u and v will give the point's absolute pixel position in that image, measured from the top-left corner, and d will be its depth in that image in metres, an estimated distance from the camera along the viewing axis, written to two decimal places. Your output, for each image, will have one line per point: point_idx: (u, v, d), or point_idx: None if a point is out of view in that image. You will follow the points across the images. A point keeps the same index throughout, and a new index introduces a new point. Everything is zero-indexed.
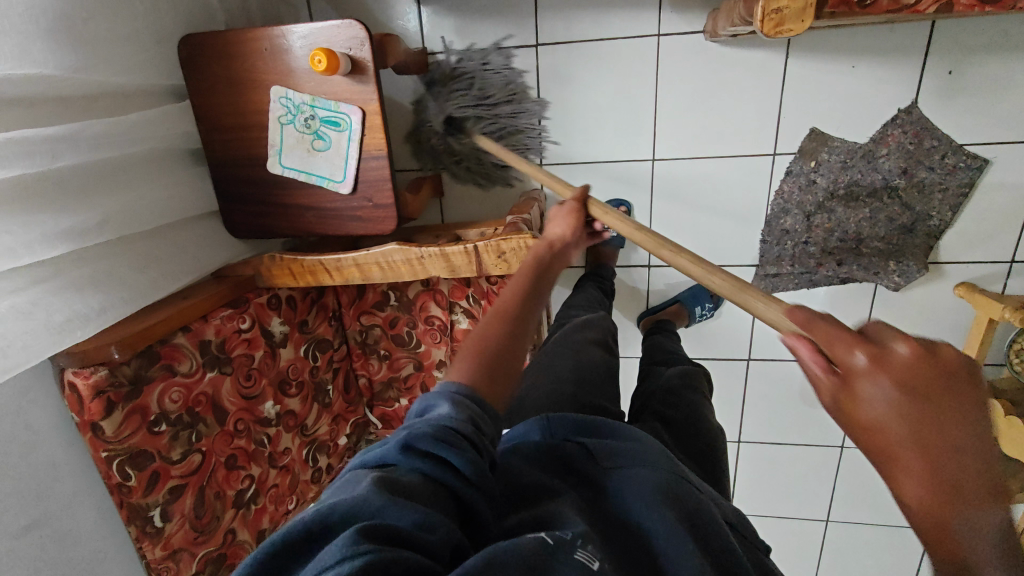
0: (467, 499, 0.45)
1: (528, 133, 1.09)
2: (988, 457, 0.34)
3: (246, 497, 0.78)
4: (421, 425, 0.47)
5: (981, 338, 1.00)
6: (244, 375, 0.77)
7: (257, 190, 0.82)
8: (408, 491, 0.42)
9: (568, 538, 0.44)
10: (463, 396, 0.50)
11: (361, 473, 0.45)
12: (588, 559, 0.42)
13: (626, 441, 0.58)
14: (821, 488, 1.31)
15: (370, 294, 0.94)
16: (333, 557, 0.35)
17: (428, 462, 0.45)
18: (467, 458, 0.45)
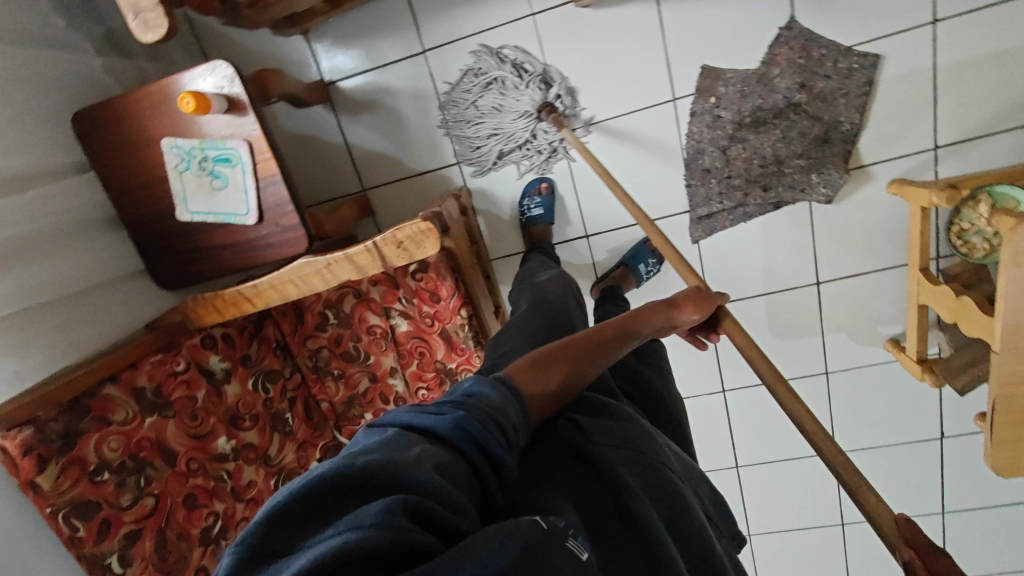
0: (493, 493, 0.45)
1: (441, 137, 1.14)
2: None
3: (214, 533, 0.80)
4: (479, 408, 0.47)
5: (922, 229, 0.98)
6: (189, 416, 0.80)
7: (174, 241, 0.86)
8: (446, 468, 0.42)
9: (561, 525, 0.39)
10: (511, 391, 0.51)
11: (405, 438, 0.44)
12: (579, 550, 0.39)
13: (613, 424, 0.60)
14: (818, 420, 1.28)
15: (309, 318, 0.96)
16: (372, 518, 0.34)
17: (473, 447, 0.45)
18: (506, 456, 0.46)
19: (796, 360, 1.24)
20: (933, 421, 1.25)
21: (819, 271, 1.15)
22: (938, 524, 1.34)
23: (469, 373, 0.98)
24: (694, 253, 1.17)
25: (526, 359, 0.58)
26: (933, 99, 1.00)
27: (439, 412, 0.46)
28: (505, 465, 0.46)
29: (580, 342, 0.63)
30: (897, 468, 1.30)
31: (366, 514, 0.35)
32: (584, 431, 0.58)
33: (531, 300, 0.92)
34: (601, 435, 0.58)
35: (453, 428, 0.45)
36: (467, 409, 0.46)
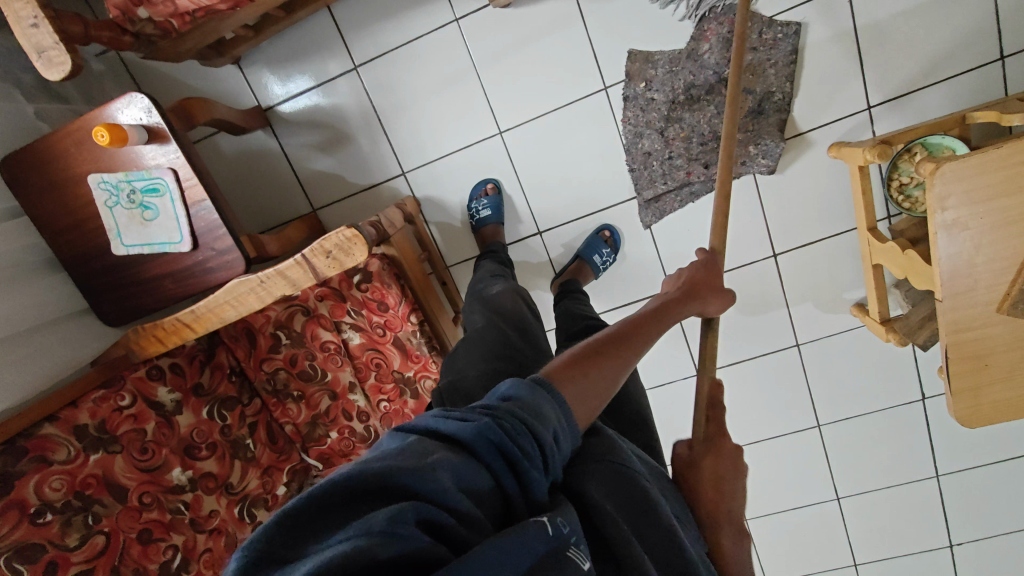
0: (513, 504, 0.42)
1: (385, 149, 1.15)
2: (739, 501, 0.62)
3: (173, 567, 0.78)
4: (509, 415, 0.43)
5: (864, 188, 0.98)
6: (139, 449, 0.79)
7: (114, 276, 0.87)
8: (466, 479, 0.40)
9: (565, 531, 0.40)
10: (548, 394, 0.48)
11: (425, 442, 0.42)
12: (580, 559, 0.39)
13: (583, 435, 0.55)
14: (795, 393, 1.26)
15: (261, 340, 0.95)
16: (373, 528, 0.33)
17: (496, 457, 0.42)
18: (531, 472, 0.42)
19: (765, 334, 1.22)
20: (913, 383, 1.22)
21: (774, 243, 1.14)
22: (935, 489, 1.30)
23: (428, 378, 0.98)
24: (647, 238, 1.16)
25: (563, 362, 0.54)
26: (858, 60, 1.01)
27: (465, 417, 0.43)
28: (531, 481, 0.43)
29: (621, 331, 0.61)
30: (884, 435, 1.27)
31: (369, 522, 0.33)
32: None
33: (484, 314, 0.86)
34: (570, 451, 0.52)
35: (478, 436, 0.42)
36: (497, 415, 0.44)
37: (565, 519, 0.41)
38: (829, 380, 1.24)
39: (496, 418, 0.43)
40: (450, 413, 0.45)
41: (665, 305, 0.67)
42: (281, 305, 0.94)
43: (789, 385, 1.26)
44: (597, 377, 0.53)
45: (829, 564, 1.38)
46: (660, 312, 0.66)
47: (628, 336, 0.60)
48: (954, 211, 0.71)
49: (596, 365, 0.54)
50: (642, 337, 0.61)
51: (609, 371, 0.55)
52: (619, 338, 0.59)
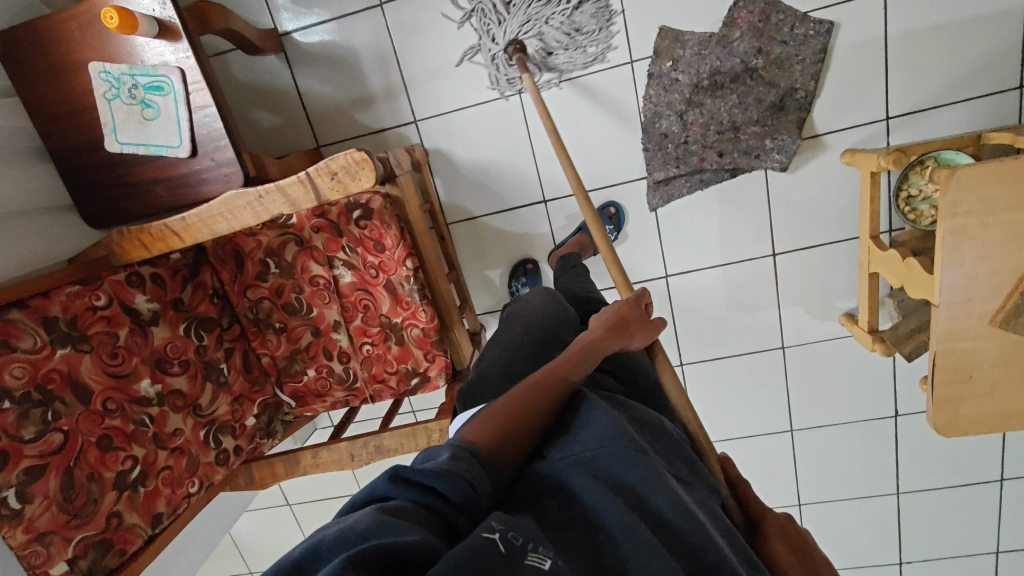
0: (456, 527, 0.44)
1: (400, 94, 1.12)
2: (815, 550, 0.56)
3: (130, 478, 0.76)
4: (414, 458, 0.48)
5: (871, 195, 0.99)
6: (108, 353, 0.76)
7: (105, 175, 0.83)
8: (397, 513, 0.42)
9: (518, 543, 0.39)
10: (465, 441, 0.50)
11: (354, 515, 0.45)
12: (541, 562, 0.38)
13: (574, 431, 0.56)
14: (774, 396, 1.28)
15: (249, 266, 0.93)
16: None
17: (421, 491, 0.45)
18: (460, 487, 0.45)
19: (753, 334, 1.23)
20: (889, 400, 1.24)
21: (775, 242, 1.14)
22: (895, 505, 1.34)
23: (415, 328, 0.95)
24: (651, 222, 1.16)
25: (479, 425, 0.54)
26: (885, 68, 1.01)
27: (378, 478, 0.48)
28: (463, 496, 0.45)
29: (540, 376, 0.62)
30: (853, 446, 1.30)
31: None
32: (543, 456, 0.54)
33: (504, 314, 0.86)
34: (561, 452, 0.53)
35: (390, 482, 0.46)
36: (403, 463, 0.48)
37: (518, 530, 0.40)
38: (809, 386, 1.25)
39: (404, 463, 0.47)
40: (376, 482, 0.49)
41: (589, 344, 0.68)
42: (274, 232, 0.91)
43: (770, 387, 1.27)
44: (517, 428, 0.54)
45: None
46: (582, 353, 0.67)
47: (546, 382, 0.61)
48: (964, 217, 0.72)
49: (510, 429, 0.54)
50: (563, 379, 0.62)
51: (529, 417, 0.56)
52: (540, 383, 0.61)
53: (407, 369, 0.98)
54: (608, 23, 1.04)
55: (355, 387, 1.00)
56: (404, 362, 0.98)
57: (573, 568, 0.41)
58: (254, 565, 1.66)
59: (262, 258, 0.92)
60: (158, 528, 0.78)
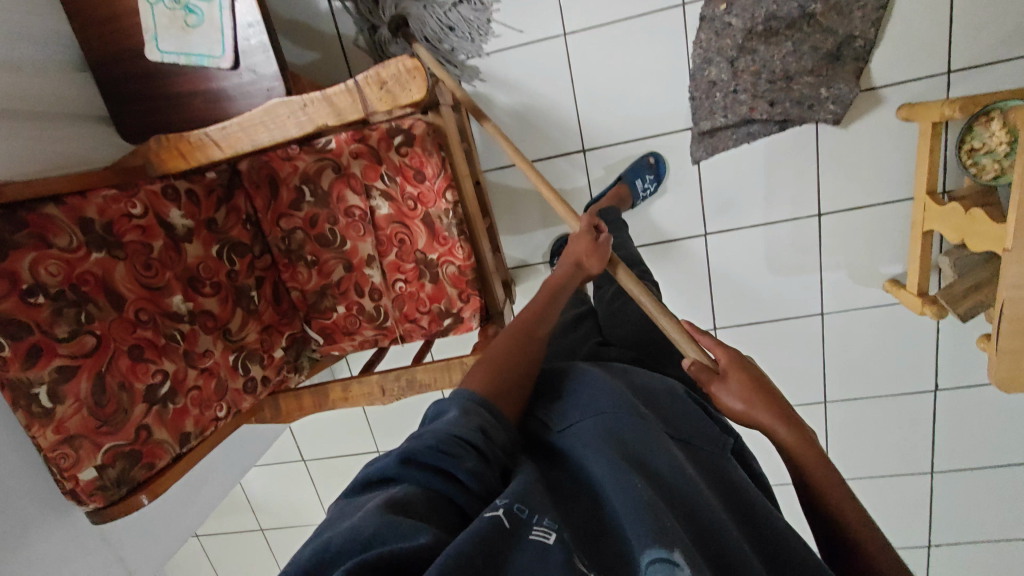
0: (467, 511, 0.43)
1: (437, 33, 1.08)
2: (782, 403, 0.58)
3: (160, 393, 0.73)
4: (425, 435, 0.46)
5: (930, 149, 0.95)
6: (142, 264, 0.74)
7: (145, 86, 0.81)
8: (406, 501, 0.42)
9: (524, 516, 0.40)
10: (473, 409, 0.51)
11: (362, 499, 0.45)
12: (545, 535, 0.39)
13: (575, 396, 0.56)
14: (809, 365, 1.24)
15: (284, 193, 0.90)
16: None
17: (427, 471, 0.44)
18: (470, 469, 0.44)
19: (792, 299, 1.19)
20: (931, 373, 1.20)
21: (821, 202, 1.11)
22: (926, 483, 1.31)
23: (450, 265, 0.92)
24: (693, 175, 1.13)
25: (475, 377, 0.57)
26: (951, 17, 0.96)
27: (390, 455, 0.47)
28: (470, 480, 0.44)
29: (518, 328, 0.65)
30: (887, 420, 1.26)
31: None
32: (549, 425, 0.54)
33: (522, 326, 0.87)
34: (566, 418, 0.54)
35: (402, 463, 0.45)
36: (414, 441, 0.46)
37: (523, 502, 0.41)
38: (847, 356, 1.22)
39: (418, 441, 0.46)
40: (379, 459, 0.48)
41: (554, 288, 0.75)
42: (312, 157, 0.88)
43: (805, 355, 1.23)
44: (502, 390, 0.56)
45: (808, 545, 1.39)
46: (544, 311, 0.71)
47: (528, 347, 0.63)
48: None
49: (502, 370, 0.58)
50: (533, 344, 0.65)
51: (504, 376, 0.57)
52: (516, 347, 0.63)
53: (441, 309, 0.95)
54: (485, 32, 1.08)
55: (386, 326, 0.97)
56: (437, 301, 0.94)
57: (573, 534, 0.41)
58: (265, 522, 1.63)
59: (297, 185, 0.90)
60: (186, 447, 0.76)
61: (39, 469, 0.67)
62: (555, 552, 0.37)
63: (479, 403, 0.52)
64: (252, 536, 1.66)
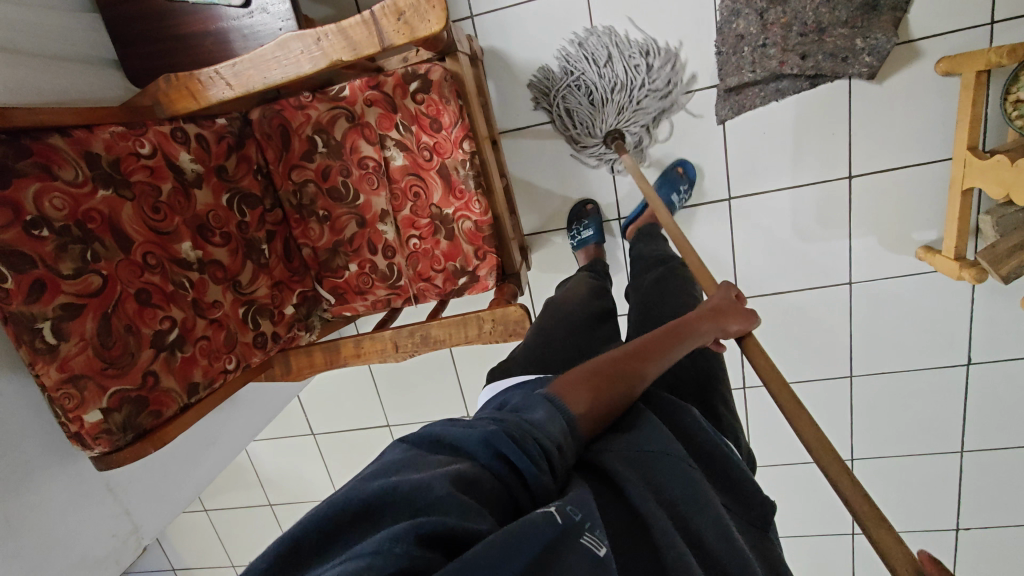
0: (519, 502, 0.45)
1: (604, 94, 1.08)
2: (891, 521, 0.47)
3: (168, 341, 0.71)
4: (507, 425, 0.47)
5: (972, 102, 0.90)
6: (151, 206, 0.71)
7: (156, 26, 0.79)
8: (474, 484, 0.43)
9: (576, 519, 0.41)
10: (558, 412, 0.50)
11: (431, 457, 0.47)
12: (596, 544, 0.40)
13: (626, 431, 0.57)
14: (835, 337, 1.20)
15: (296, 144, 0.88)
16: (372, 547, 0.35)
17: (496, 458, 0.45)
18: (538, 475, 0.45)
19: (818, 268, 1.15)
20: (963, 346, 1.16)
21: (852, 162, 1.06)
22: (956, 465, 1.26)
23: (467, 220, 0.89)
24: (718, 136, 1.09)
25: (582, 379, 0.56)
26: None
27: (470, 425, 0.48)
28: (534, 481, 0.45)
29: (637, 350, 0.63)
30: (917, 396, 1.22)
31: (372, 541, 0.35)
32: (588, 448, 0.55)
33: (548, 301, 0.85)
34: (608, 446, 0.55)
35: (480, 442, 0.46)
36: (497, 425, 0.47)
37: (576, 506, 0.43)
38: (875, 327, 1.17)
39: (501, 426, 0.46)
40: (457, 422, 0.50)
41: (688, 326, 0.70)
42: (324, 106, 0.86)
43: (831, 327, 1.19)
44: (599, 406, 0.55)
45: (831, 528, 1.34)
46: (672, 342, 0.66)
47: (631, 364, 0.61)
48: None
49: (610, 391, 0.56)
50: (645, 370, 0.62)
51: (599, 395, 0.56)
52: (622, 365, 0.60)
53: (456, 267, 0.92)
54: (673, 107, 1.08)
55: (399, 285, 0.94)
56: (453, 259, 0.91)
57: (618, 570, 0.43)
58: (273, 497, 1.62)
59: (309, 134, 0.87)
60: (194, 398, 0.74)
61: (44, 411, 0.65)
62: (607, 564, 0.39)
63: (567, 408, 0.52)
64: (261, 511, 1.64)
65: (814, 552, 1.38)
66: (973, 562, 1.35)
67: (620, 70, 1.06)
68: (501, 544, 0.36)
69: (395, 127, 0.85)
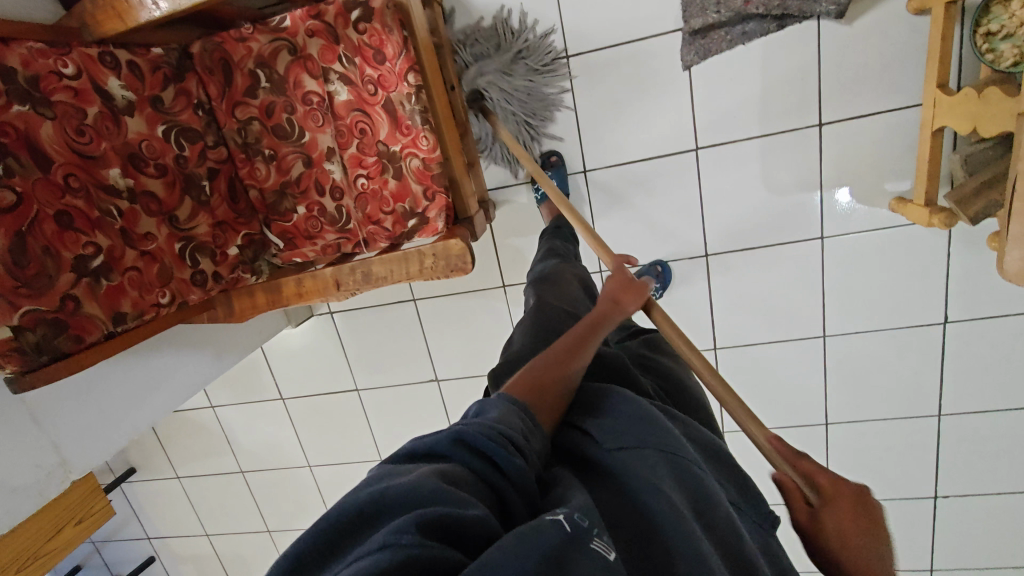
0: (506, 498, 0.50)
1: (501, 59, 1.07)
2: (870, 547, 0.49)
3: (93, 267, 0.69)
4: (475, 424, 0.51)
5: (942, 36, 0.85)
6: (75, 128, 0.69)
7: None
8: (456, 480, 0.48)
9: (584, 526, 0.43)
10: (514, 407, 0.55)
11: (409, 466, 0.50)
12: (603, 549, 0.43)
13: (620, 421, 0.61)
14: (807, 296, 1.17)
15: (238, 79, 0.85)
16: (378, 542, 0.39)
17: (473, 455, 0.50)
18: (515, 464, 0.50)
19: (789, 222, 1.12)
20: (941, 303, 1.12)
21: (823, 108, 1.03)
22: (932, 430, 1.23)
23: (414, 158, 0.86)
24: (684, 83, 1.06)
25: (527, 377, 0.63)
26: None
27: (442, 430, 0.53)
28: (513, 472, 0.50)
29: (568, 344, 0.71)
30: (891, 358, 1.19)
31: (376, 539, 0.39)
32: (600, 443, 0.59)
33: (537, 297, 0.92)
34: (616, 440, 0.59)
35: (454, 443, 0.51)
36: (463, 426, 0.52)
37: (582, 513, 0.45)
38: (846, 285, 1.14)
39: (466, 426, 0.52)
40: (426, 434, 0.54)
41: (604, 313, 0.79)
42: (266, 37, 0.83)
43: (803, 285, 1.16)
44: (542, 396, 0.62)
45: None
46: (591, 327, 0.75)
47: (566, 360, 0.68)
48: None
49: (552, 379, 0.64)
50: (579, 355, 0.70)
51: (541, 387, 0.63)
52: (558, 356, 0.68)
53: (405, 209, 0.89)
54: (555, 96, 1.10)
55: (348, 229, 0.91)
56: (401, 201, 0.89)
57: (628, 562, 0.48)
58: (245, 463, 1.61)
59: (249, 67, 0.84)
60: (121, 329, 0.72)
61: None
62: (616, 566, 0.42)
63: (520, 403, 0.56)
64: (234, 478, 1.64)
65: (786, 520, 1.36)
66: (953, 531, 1.31)
67: (501, 49, 1.07)
68: (513, 546, 0.39)
69: (338, 59, 0.83)
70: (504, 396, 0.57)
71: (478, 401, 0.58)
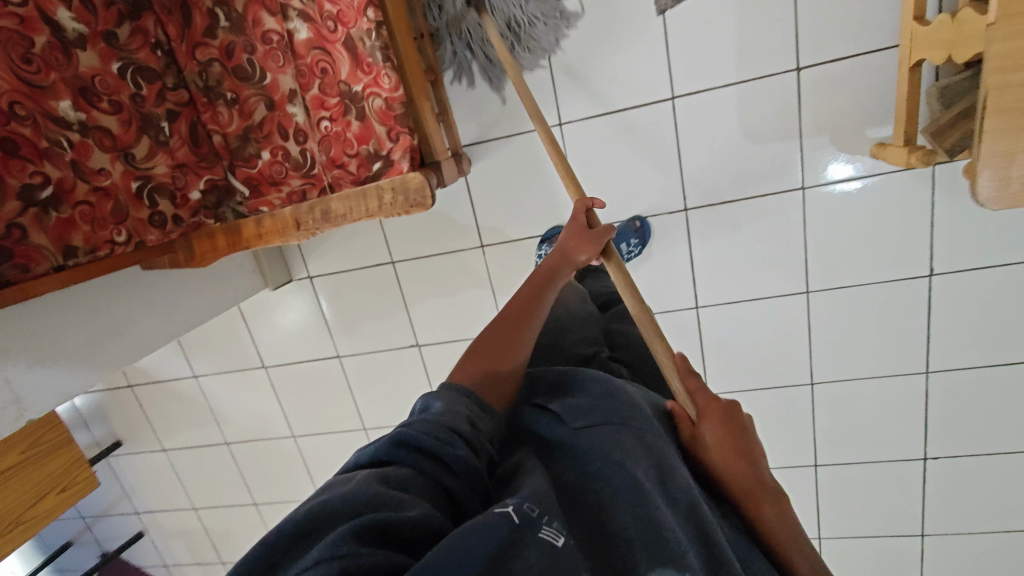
0: (457, 494, 0.47)
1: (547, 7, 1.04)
2: (753, 473, 0.54)
3: (41, 198, 0.69)
4: (417, 425, 0.49)
5: None
6: (20, 56, 0.68)
7: None
8: (401, 482, 0.45)
9: (533, 515, 0.41)
10: (457, 404, 0.53)
11: (350, 475, 0.47)
12: (553, 537, 0.40)
13: (585, 400, 0.57)
14: (788, 251, 1.14)
15: (197, 18, 0.83)
16: (314, 558, 0.36)
17: (415, 455, 0.48)
18: (459, 457, 0.48)
19: (769, 172, 1.09)
20: (925, 255, 1.10)
21: (800, 51, 1.00)
22: (919, 388, 1.21)
23: (377, 98, 0.83)
24: (657, 28, 1.04)
25: (471, 368, 0.63)
26: None
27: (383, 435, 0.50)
28: (459, 467, 0.48)
29: (512, 310, 0.71)
30: (875, 313, 1.16)
31: (313, 555, 0.37)
32: (562, 421, 0.55)
33: None
34: (583, 418, 0.55)
35: (395, 446, 0.48)
36: (404, 428, 0.50)
37: (534, 502, 0.42)
38: (828, 238, 1.12)
39: (409, 428, 0.49)
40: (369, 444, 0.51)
41: (553, 269, 0.77)
42: None
43: (784, 239, 1.13)
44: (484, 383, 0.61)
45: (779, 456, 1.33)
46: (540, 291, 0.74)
47: (507, 338, 0.67)
48: None
49: (487, 355, 0.64)
50: (522, 335, 0.68)
51: (483, 371, 0.62)
52: (503, 336, 0.67)
53: (369, 151, 0.86)
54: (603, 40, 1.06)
55: (313, 174, 0.89)
56: (365, 143, 0.86)
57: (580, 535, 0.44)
58: (229, 436, 1.61)
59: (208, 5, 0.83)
60: (71, 262, 0.72)
61: None
62: (564, 555, 0.40)
63: (460, 396, 0.55)
64: (218, 449, 1.64)
65: None
66: (941, 495, 1.29)
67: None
68: (451, 552, 0.37)
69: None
70: (447, 386, 0.57)
71: (421, 399, 0.56)
